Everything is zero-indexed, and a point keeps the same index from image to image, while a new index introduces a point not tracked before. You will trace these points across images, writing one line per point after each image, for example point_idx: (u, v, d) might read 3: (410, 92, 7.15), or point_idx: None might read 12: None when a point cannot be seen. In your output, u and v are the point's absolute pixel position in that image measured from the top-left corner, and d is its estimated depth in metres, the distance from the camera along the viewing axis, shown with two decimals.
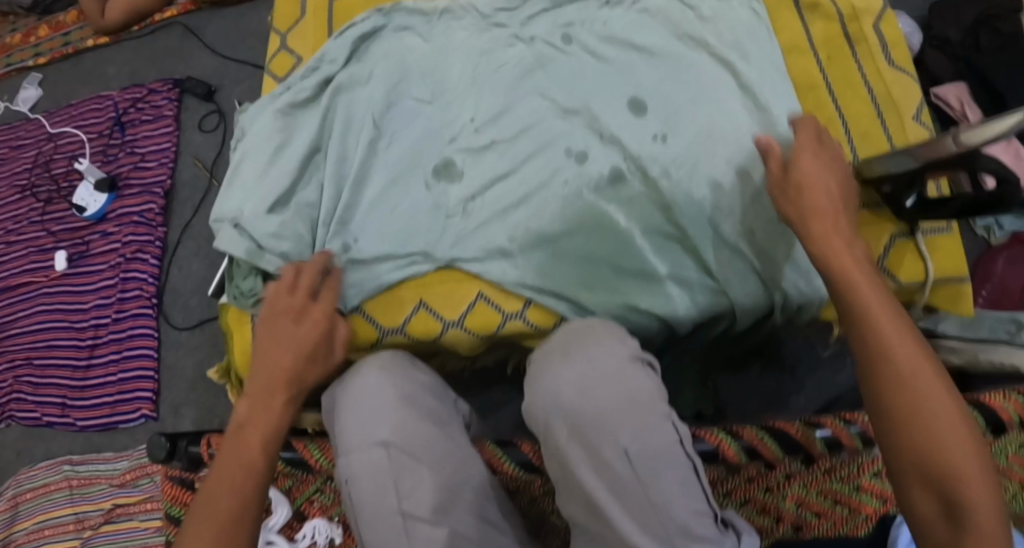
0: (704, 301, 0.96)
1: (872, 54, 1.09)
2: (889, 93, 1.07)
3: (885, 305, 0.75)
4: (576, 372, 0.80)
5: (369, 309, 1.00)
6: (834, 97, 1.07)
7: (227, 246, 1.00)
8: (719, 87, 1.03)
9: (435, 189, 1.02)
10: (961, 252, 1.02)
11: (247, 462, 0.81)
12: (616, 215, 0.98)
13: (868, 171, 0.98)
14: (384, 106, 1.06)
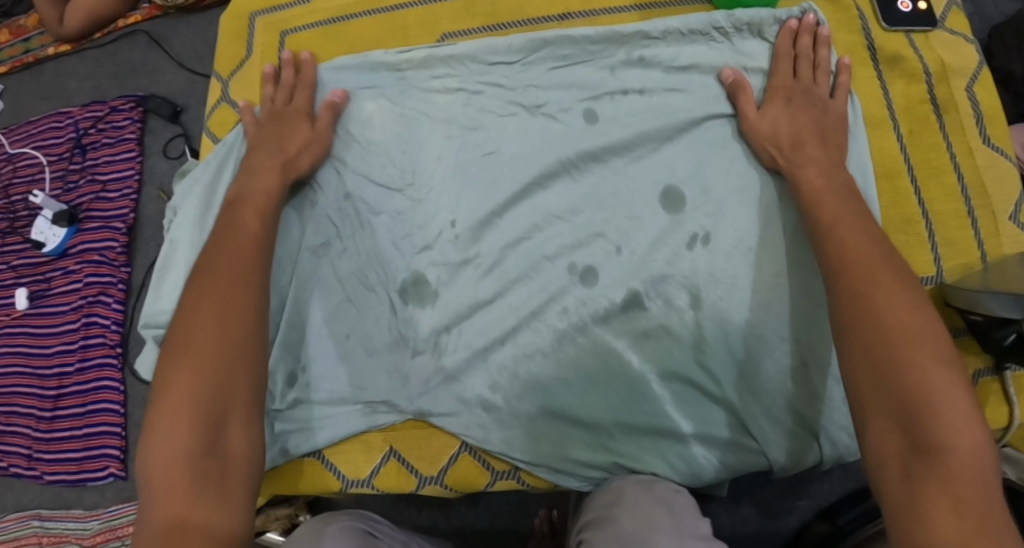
0: (734, 462, 0.78)
1: (963, 127, 0.88)
2: (983, 182, 0.86)
3: (886, 282, 0.68)
4: None
5: (328, 455, 0.83)
6: (917, 186, 0.86)
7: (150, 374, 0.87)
8: (753, 184, 0.83)
9: (401, 313, 0.83)
10: None
11: (222, 375, 0.69)
12: (627, 355, 0.80)
13: (957, 297, 0.78)
14: (341, 198, 0.87)
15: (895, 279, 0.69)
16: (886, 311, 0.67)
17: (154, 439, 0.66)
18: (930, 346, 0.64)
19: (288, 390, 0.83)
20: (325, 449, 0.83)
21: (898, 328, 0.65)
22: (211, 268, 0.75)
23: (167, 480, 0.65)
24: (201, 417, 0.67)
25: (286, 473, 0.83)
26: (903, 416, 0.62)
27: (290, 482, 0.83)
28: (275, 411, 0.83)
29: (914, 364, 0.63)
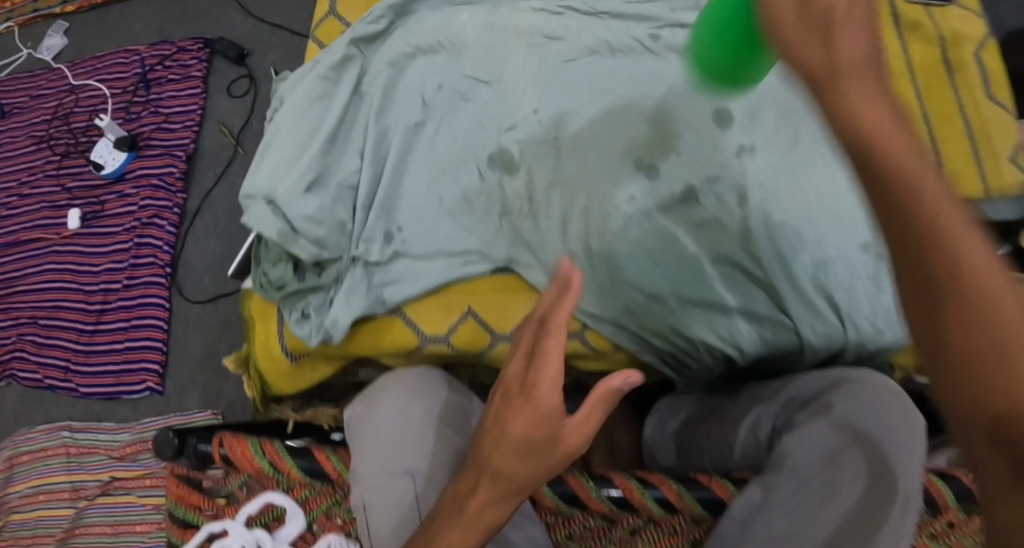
0: (773, 336, 0.90)
1: (970, 85, 1.00)
2: (988, 130, 0.97)
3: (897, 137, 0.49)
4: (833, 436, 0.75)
5: (411, 312, 0.93)
6: (930, 127, 0.98)
7: (261, 223, 0.95)
8: (795, 94, 0.95)
9: (488, 178, 0.97)
10: None
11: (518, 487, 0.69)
12: (684, 239, 0.91)
13: None
14: (435, 89, 1.03)
15: (831, 59, 0.51)
16: (846, 113, 0.50)
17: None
18: (898, 137, 0.49)
19: (385, 246, 0.94)
20: (404, 306, 0.93)
21: (926, 208, 0.46)
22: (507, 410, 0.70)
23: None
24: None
25: (374, 328, 0.93)
26: (967, 305, 0.45)
27: (376, 338, 0.93)
28: (371, 265, 0.94)
29: (908, 161, 0.48)
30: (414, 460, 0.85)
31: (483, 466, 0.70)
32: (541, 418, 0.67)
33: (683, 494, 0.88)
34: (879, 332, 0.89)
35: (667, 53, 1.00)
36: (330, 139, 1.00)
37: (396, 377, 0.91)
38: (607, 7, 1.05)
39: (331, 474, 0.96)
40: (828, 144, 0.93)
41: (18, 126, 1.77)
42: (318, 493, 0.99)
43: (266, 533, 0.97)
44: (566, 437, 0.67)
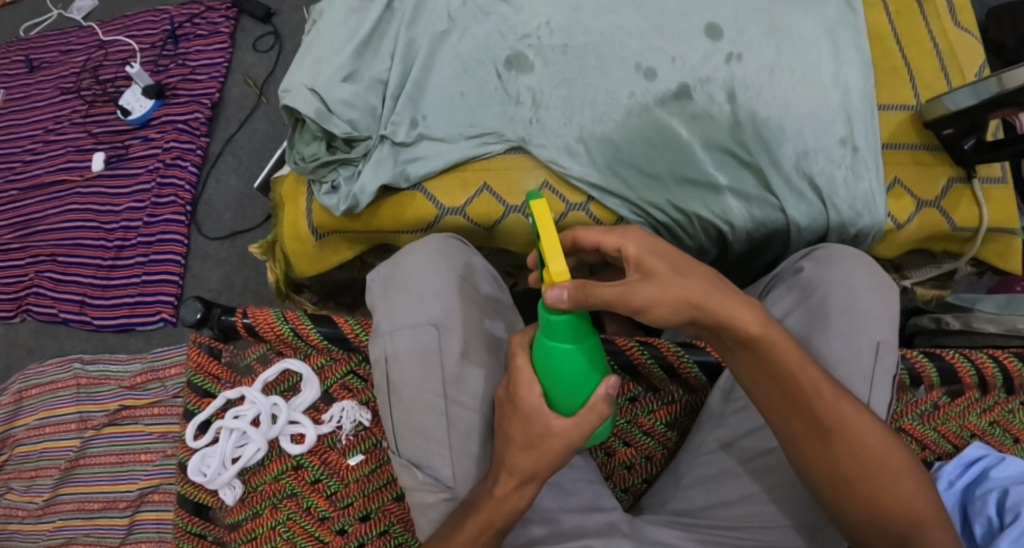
0: (760, 213, 1.00)
1: (939, 14, 1.16)
2: (953, 50, 1.14)
3: (655, 279, 0.76)
4: (840, 311, 0.89)
5: (430, 187, 1.02)
6: (901, 47, 1.14)
7: (299, 104, 1.03)
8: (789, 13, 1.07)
9: (506, 77, 1.05)
10: (1012, 204, 1.10)
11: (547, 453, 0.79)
12: (678, 128, 1.01)
13: (930, 113, 1.07)
14: (461, 1, 1.09)
15: (671, 269, 0.77)
16: (676, 283, 0.76)
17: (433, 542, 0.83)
18: (672, 277, 0.77)
19: (410, 130, 1.03)
20: (425, 182, 1.02)
21: (654, 291, 0.76)
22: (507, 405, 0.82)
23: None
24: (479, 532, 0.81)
25: (400, 199, 1.03)
26: (779, 381, 0.79)
27: (401, 210, 1.03)
28: (398, 146, 1.03)
29: (716, 315, 0.77)
30: (438, 312, 0.91)
31: (500, 465, 0.81)
32: (529, 419, 0.79)
33: (683, 357, 0.96)
34: (857, 215, 1.01)
35: None
36: (362, 41, 1.07)
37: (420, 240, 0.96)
38: None
39: (351, 338, 1.06)
40: (813, 57, 1.05)
41: (47, 78, 1.85)
42: (333, 363, 1.08)
43: (280, 399, 1.06)
44: (559, 434, 0.78)
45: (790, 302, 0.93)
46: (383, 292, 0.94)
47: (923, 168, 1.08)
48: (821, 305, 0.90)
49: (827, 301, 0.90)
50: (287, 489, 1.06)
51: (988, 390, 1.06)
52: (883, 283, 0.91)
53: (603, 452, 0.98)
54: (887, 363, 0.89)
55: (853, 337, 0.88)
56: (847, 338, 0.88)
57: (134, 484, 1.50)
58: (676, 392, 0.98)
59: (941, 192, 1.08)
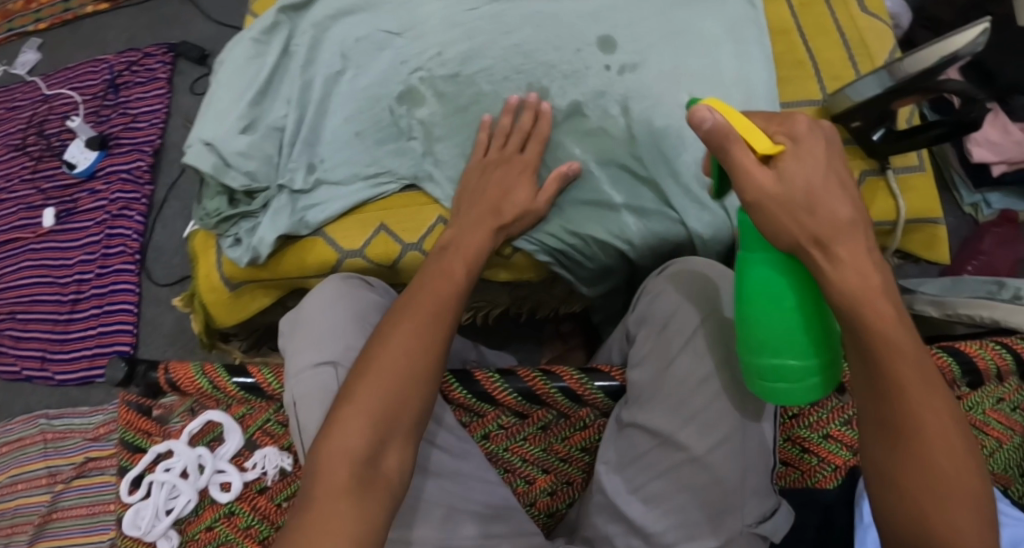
0: (659, 228, 0.96)
1: (845, 2, 1.13)
2: (863, 39, 1.11)
3: (810, 178, 0.65)
4: (680, 339, 0.83)
5: (330, 231, 1.02)
6: (805, 39, 1.11)
7: (195, 160, 1.04)
8: (684, 18, 1.07)
9: (398, 112, 1.04)
10: (934, 193, 1.06)
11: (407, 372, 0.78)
12: (574, 148, 0.99)
13: (837, 105, 1.03)
14: (354, 40, 1.09)
15: (819, 188, 0.65)
16: (823, 205, 0.65)
17: (335, 415, 0.76)
18: (799, 201, 0.65)
19: (309, 176, 1.03)
20: (325, 227, 1.03)
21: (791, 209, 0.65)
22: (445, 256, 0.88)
23: (337, 457, 0.74)
24: (388, 385, 0.77)
25: (303, 245, 1.03)
26: (868, 351, 0.66)
27: (303, 256, 1.03)
28: (297, 193, 1.03)
29: (836, 254, 0.65)
30: (337, 350, 0.89)
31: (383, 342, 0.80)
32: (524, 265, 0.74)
33: (587, 385, 0.93)
34: None
35: None
36: (259, 90, 1.08)
37: (326, 281, 0.99)
38: None
39: (265, 387, 1.07)
40: (705, 61, 1.04)
41: None
42: (254, 411, 1.10)
43: (206, 450, 1.08)
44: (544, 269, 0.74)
45: (642, 332, 0.88)
46: (288, 339, 0.94)
47: None
48: (665, 334, 0.84)
49: (666, 326, 0.85)
50: (222, 537, 1.06)
51: None
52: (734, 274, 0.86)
53: (523, 481, 0.97)
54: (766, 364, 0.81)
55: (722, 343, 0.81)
56: (696, 366, 0.81)
57: (106, 534, 1.49)
58: (590, 416, 0.97)
59: None
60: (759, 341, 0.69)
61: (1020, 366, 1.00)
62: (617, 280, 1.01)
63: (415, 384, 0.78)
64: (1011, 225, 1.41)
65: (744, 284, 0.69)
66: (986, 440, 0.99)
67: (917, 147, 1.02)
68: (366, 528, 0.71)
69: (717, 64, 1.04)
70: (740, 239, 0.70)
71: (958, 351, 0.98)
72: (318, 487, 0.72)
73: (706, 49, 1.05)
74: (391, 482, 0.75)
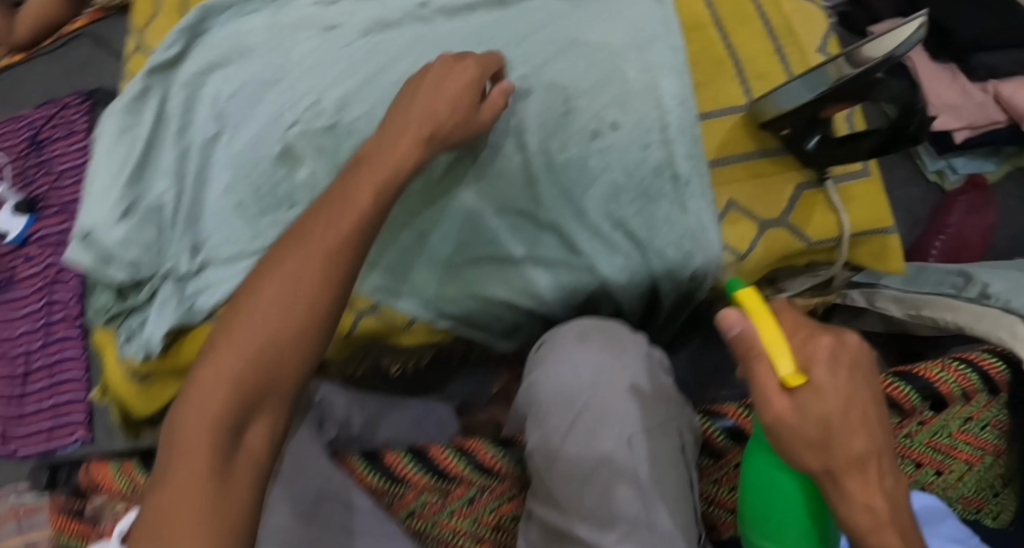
0: (569, 279, 0.87)
1: None
2: (789, 25, 1.00)
3: (837, 408, 0.60)
4: (568, 424, 0.81)
5: (221, 316, 0.95)
6: (724, 33, 0.99)
7: (74, 258, 0.97)
8: (578, 30, 0.96)
9: (277, 176, 0.96)
10: (885, 200, 0.94)
11: (279, 336, 0.71)
12: (467, 197, 0.88)
13: (763, 112, 0.91)
14: (229, 97, 1.01)
15: (842, 413, 0.60)
16: (844, 436, 0.60)
17: (187, 397, 0.70)
18: (816, 432, 0.60)
19: (194, 257, 0.96)
20: (217, 311, 0.95)
21: (810, 443, 0.60)
22: (359, 172, 0.80)
23: (198, 433, 0.68)
24: (246, 363, 0.70)
25: (195, 334, 0.96)
26: None
27: (199, 345, 0.96)
28: (183, 278, 0.96)
29: (845, 487, 0.61)
30: None
31: (257, 283, 0.73)
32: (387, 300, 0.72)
33: (498, 456, 0.89)
34: (687, 257, 0.88)
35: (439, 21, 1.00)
36: (136, 167, 1.00)
37: None
38: None
39: None
40: (605, 74, 0.94)
41: None
42: None
43: None
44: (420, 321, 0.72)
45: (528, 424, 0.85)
46: None
47: (763, 177, 0.93)
48: (548, 420, 0.82)
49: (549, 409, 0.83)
50: None
51: (905, 416, 0.92)
52: (628, 354, 0.85)
53: None
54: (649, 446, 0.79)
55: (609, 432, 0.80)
56: (589, 453, 0.79)
57: None
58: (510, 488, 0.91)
59: (789, 204, 0.92)
60: (764, 523, 0.71)
61: (987, 382, 0.93)
62: (532, 328, 0.93)
63: (293, 367, 0.72)
64: (978, 190, 1.37)
65: (750, 480, 0.71)
66: (956, 464, 0.97)
67: (859, 158, 0.91)
68: (219, 511, 0.65)
69: (622, 79, 0.94)
70: (754, 437, 0.71)
71: (912, 378, 0.92)
72: (178, 465, 0.67)
73: (608, 62, 0.95)
74: (260, 453, 0.70)
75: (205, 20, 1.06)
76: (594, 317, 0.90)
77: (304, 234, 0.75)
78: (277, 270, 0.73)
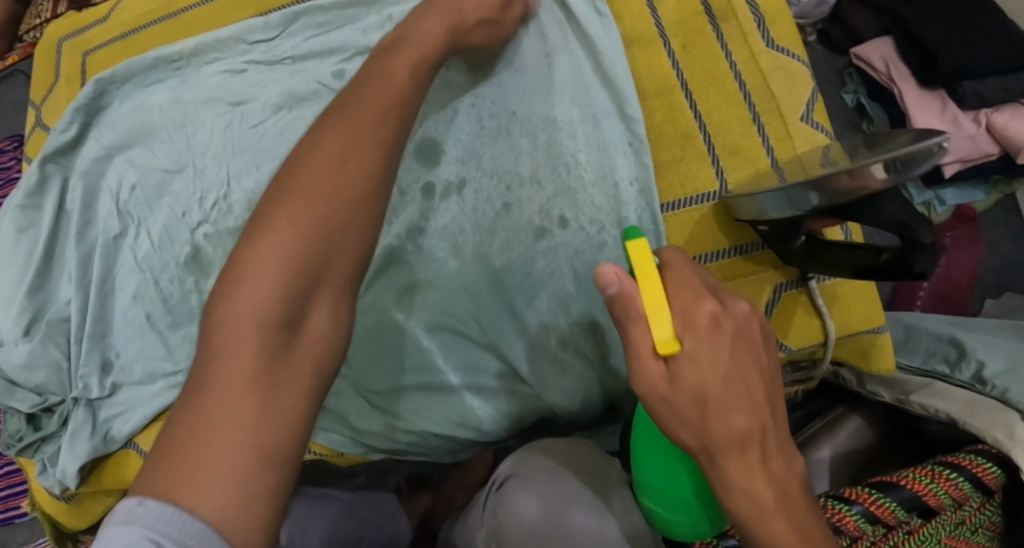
0: (512, 406, 0.80)
1: (745, 36, 0.94)
2: (769, 85, 0.93)
3: (717, 371, 0.59)
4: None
5: (140, 443, 0.86)
6: (693, 100, 0.92)
7: None
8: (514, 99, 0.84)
9: (186, 285, 0.88)
10: (877, 300, 0.89)
11: (290, 268, 0.59)
12: (395, 313, 0.79)
13: (743, 210, 0.84)
14: (132, 189, 0.90)
15: (723, 384, 0.59)
16: (723, 407, 0.59)
17: (242, 258, 0.59)
18: (690, 406, 0.59)
19: (104, 378, 0.87)
20: (135, 436, 0.87)
21: (693, 416, 0.59)
22: (350, 108, 0.67)
23: (239, 320, 0.57)
24: (284, 264, 0.59)
25: (111, 463, 0.88)
26: None
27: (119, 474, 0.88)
28: (95, 402, 0.87)
29: (726, 470, 0.59)
30: None
31: (267, 209, 0.61)
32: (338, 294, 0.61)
33: None
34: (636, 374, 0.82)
35: None
36: (39, 270, 0.90)
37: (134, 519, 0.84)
38: (289, 53, 0.92)
39: None
40: (547, 157, 0.83)
41: None
42: None
43: None
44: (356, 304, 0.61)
45: None
46: None
47: (738, 279, 0.88)
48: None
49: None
50: None
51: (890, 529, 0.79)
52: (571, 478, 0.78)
53: None
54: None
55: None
56: None
57: None
58: None
59: (766, 309, 0.87)
60: (657, 499, 0.71)
61: (976, 486, 0.81)
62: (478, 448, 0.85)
63: (340, 253, 0.61)
64: (966, 223, 1.29)
65: (639, 463, 0.71)
66: None
67: (843, 269, 0.79)
68: (280, 423, 0.55)
69: (570, 164, 0.83)
70: (640, 417, 0.72)
71: (891, 487, 0.80)
72: (192, 402, 0.54)
73: (553, 140, 0.84)
74: (308, 353, 0.59)
75: (103, 94, 0.92)
76: (541, 440, 0.83)
77: (328, 130, 0.65)
78: (281, 210, 0.61)
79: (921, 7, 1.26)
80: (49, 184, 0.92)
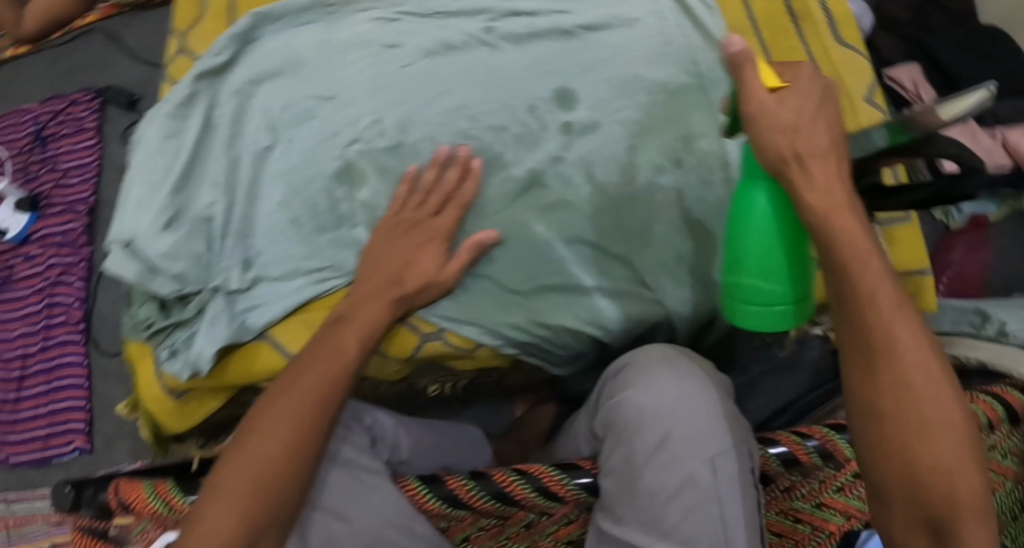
0: (634, 309, 0.91)
1: (818, 33, 1.10)
2: (839, 73, 1.08)
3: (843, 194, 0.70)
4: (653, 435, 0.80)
5: (275, 334, 0.93)
6: None
7: (116, 269, 0.94)
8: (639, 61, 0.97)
9: (337, 195, 0.94)
10: (921, 244, 1.06)
11: (292, 442, 0.77)
12: (535, 226, 0.90)
13: None
14: (283, 111, 0.98)
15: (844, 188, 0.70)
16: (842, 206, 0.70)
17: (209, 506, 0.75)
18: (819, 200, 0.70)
19: (245, 273, 0.94)
20: (269, 329, 0.93)
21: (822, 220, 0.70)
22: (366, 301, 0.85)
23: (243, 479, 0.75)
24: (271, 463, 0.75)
25: (243, 354, 0.93)
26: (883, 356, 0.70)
27: (249, 365, 0.93)
28: (234, 293, 0.94)
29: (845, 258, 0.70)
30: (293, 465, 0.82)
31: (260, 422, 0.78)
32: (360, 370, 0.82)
33: (566, 483, 0.83)
34: None
35: (500, 44, 0.99)
36: (182, 176, 0.97)
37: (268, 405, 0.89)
38: (439, 8, 1.02)
39: None
40: (670, 109, 0.95)
41: None
42: None
43: None
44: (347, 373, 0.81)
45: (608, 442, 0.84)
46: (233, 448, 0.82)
47: None
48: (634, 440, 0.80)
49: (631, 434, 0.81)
50: None
51: None
52: (704, 375, 0.84)
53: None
54: (733, 465, 0.78)
55: (691, 435, 0.79)
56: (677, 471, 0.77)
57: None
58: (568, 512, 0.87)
59: None
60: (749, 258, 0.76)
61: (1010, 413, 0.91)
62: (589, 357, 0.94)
63: (277, 511, 0.75)
64: (979, 229, 1.44)
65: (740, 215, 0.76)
66: None
67: (899, 207, 0.93)
68: None
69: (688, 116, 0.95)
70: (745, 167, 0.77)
71: None
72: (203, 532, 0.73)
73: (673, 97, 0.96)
74: None
75: (256, 28, 1.03)
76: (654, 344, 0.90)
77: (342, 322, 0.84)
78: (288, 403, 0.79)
79: (947, 42, 1.44)
80: (204, 100, 1.00)
